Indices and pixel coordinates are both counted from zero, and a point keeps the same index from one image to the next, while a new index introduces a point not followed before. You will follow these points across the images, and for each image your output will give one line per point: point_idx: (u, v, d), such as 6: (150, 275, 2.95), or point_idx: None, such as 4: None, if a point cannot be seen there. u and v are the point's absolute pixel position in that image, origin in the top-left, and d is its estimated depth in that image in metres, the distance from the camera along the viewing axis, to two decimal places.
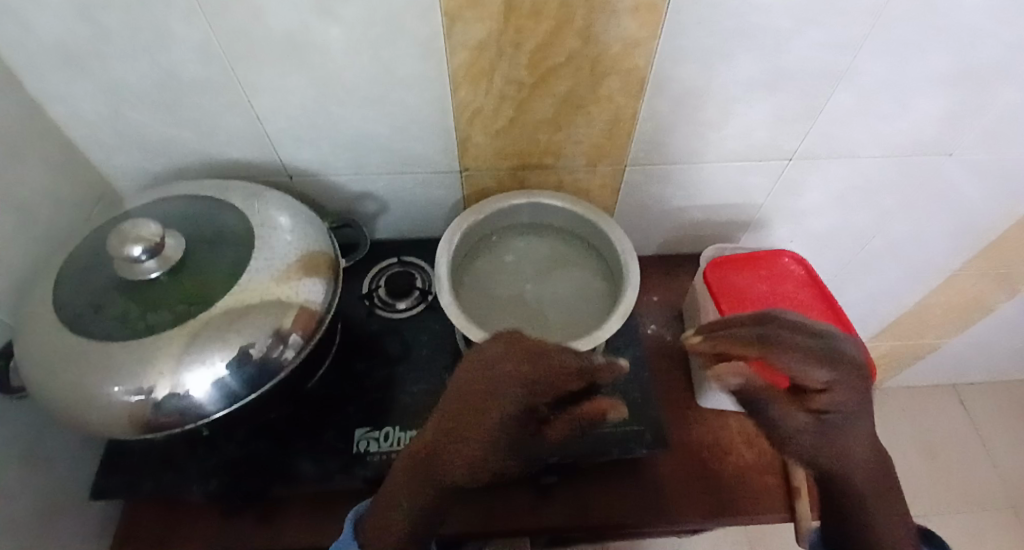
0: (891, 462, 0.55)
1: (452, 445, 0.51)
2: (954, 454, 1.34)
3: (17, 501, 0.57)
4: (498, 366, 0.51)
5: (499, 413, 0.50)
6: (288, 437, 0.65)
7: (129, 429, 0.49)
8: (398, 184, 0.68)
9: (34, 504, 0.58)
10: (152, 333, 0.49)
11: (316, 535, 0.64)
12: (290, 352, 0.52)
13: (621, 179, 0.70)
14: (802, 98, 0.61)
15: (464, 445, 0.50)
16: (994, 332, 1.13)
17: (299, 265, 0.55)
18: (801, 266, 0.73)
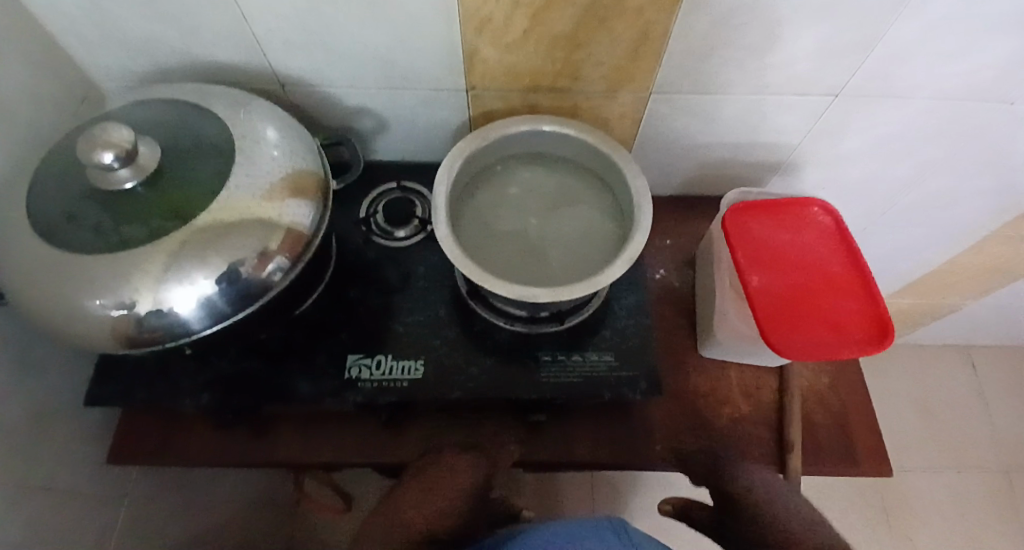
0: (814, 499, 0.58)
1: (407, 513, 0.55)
2: (951, 416, 1.20)
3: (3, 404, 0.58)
4: (455, 464, 0.59)
5: (451, 496, 0.56)
6: (278, 358, 0.63)
7: (111, 342, 0.49)
8: (400, 99, 0.66)
9: (20, 406, 0.60)
10: (127, 248, 0.48)
11: (309, 453, 0.64)
12: (275, 273, 0.52)
13: (642, 110, 0.66)
14: (853, 23, 0.55)
15: (417, 508, 0.55)
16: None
17: (285, 183, 0.53)
18: (830, 217, 0.65)
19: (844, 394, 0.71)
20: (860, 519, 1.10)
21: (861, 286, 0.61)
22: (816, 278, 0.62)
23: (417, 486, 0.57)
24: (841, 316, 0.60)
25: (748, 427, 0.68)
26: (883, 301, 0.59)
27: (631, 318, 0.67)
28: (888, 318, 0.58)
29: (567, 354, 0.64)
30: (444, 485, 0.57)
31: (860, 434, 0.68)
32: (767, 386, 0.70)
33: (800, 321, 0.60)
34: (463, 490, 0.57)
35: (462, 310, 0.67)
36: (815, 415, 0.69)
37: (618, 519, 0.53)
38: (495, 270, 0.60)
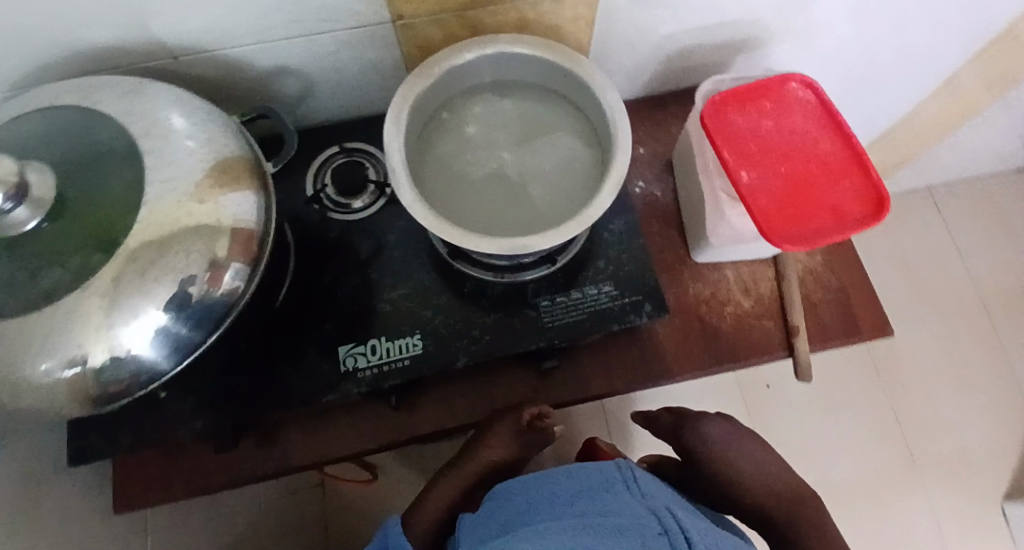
0: (787, 480, 0.67)
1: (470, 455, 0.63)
2: (924, 260, 1.24)
3: None
4: (491, 422, 0.61)
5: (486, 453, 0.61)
6: (262, 367, 0.58)
7: (76, 401, 0.44)
8: (320, 47, 0.57)
9: None
10: (51, 300, 0.41)
11: (321, 450, 0.61)
12: (235, 282, 0.46)
13: (596, 9, 0.59)
14: None
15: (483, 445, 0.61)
16: (986, 135, 1.06)
17: (213, 177, 0.46)
18: (809, 92, 0.61)
19: (840, 269, 0.70)
20: (854, 375, 1.16)
21: (853, 162, 0.59)
22: (807, 163, 0.59)
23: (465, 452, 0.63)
24: (836, 197, 0.58)
25: (754, 322, 0.67)
26: (876, 173, 0.57)
27: (622, 242, 0.63)
28: (884, 190, 0.56)
29: (566, 294, 0.61)
30: (486, 436, 0.61)
31: (860, 304, 0.69)
32: (764, 277, 0.69)
33: (798, 210, 0.57)
34: (498, 445, 0.60)
35: (447, 271, 0.62)
36: (815, 295, 0.69)
37: (625, 464, 0.55)
38: (474, 223, 0.55)
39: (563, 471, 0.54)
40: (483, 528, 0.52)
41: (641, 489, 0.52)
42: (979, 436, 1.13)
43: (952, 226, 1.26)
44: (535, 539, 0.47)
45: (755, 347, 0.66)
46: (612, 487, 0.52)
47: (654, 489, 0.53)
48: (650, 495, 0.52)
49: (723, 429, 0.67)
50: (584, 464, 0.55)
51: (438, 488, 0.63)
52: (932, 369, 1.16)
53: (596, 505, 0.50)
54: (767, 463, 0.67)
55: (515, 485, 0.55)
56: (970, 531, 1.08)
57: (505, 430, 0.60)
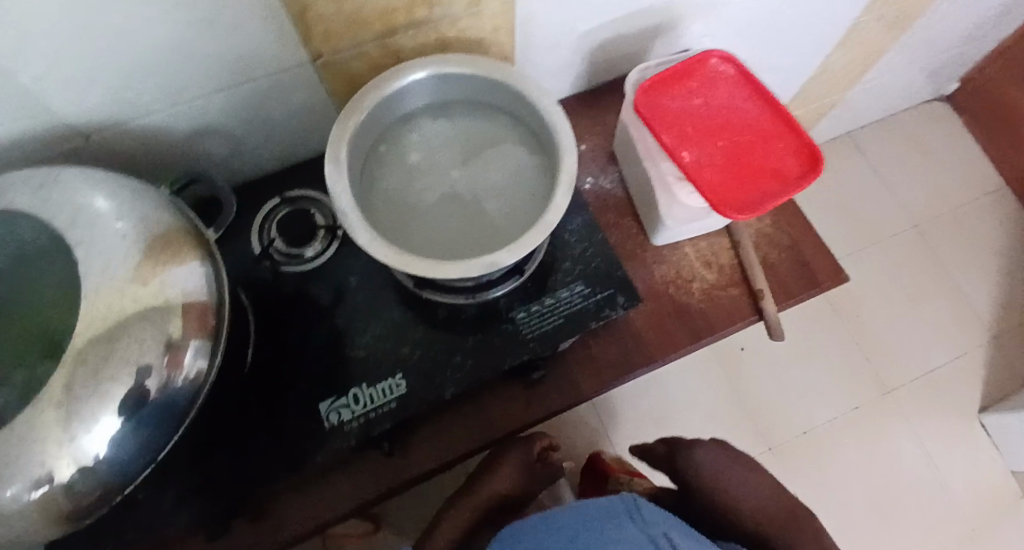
0: (793, 510, 0.61)
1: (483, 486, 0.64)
2: (858, 200, 1.30)
3: None
4: (500, 456, 0.66)
5: (497, 485, 0.64)
6: (242, 441, 0.55)
7: (47, 520, 0.41)
8: (239, 99, 0.55)
9: None
10: (4, 422, 0.39)
11: (319, 513, 0.59)
12: (197, 360, 0.43)
13: (513, 16, 0.59)
14: None
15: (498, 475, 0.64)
16: (891, 75, 1.12)
17: (153, 256, 0.43)
18: (730, 65, 0.63)
19: (789, 226, 0.73)
20: (816, 322, 1.21)
21: (782, 124, 0.61)
22: (740, 132, 0.61)
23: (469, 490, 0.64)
24: (775, 160, 0.59)
25: (721, 292, 0.68)
26: (806, 131, 0.59)
27: (584, 240, 0.63)
28: (816, 146, 0.59)
29: (540, 303, 0.60)
30: (496, 467, 0.65)
31: (814, 256, 0.71)
32: (721, 247, 0.71)
33: (741, 179, 0.59)
34: (509, 474, 0.64)
35: (416, 303, 0.60)
36: (770, 255, 0.71)
37: (628, 496, 0.55)
38: (435, 251, 0.54)
39: (566, 512, 0.54)
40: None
41: (645, 518, 0.52)
42: (940, 356, 1.19)
43: (877, 164, 1.33)
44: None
45: (730, 316, 0.67)
46: (614, 520, 0.52)
47: (657, 518, 0.52)
48: (656, 525, 0.52)
49: (716, 452, 0.64)
50: (591, 499, 0.56)
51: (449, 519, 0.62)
52: (885, 302, 1.22)
53: (597, 540, 0.50)
54: (766, 495, 0.62)
55: (518, 530, 0.54)
56: (952, 445, 1.14)
57: (516, 459, 0.65)
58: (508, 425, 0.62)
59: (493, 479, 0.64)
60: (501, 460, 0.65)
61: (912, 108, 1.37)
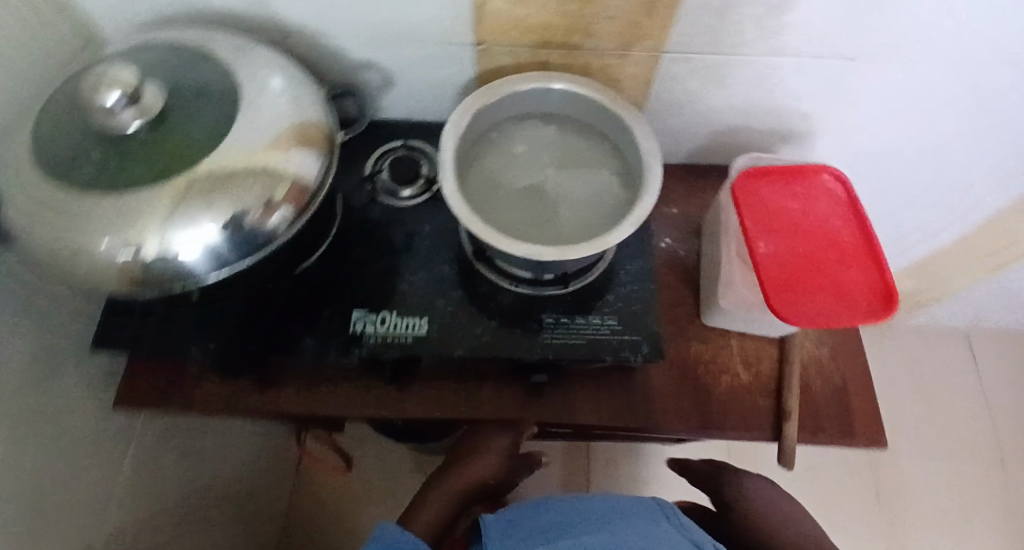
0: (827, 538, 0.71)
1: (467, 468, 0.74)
2: (947, 398, 1.23)
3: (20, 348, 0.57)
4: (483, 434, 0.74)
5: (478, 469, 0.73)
6: (282, 312, 0.64)
7: (121, 285, 0.50)
8: (407, 52, 0.65)
9: (36, 351, 0.59)
10: (128, 191, 0.48)
11: (311, 404, 0.66)
12: (280, 222, 0.52)
13: (655, 70, 0.66)
14: None
15: (476, 458, 0.74)
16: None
17: (290, 133, 0.53)
18: (841, 186, 0.64)
19: (847, 367, 0.70)
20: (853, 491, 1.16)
21: (869, 257, 0.61)
22: (823, 246, 0.62)
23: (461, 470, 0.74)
24: (847, 285, 0.59)
25: (747, 395, 0.68)
26: (891, 273, 0.58)
27: (634, 284, 0.67)
28: (892, 288, 0.58)
29: (571, 317, 0.64)
30: (480, 451, 0.74)
31: (858, 404, 0.68)
32: (767, 356, 0.70)
33: (805, 284, 0.59)
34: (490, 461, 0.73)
35: (467, 270, 0.67)
36: (814, 384, 0.69)
37: (664, 502, 0.67)
38: (501, 227, 0.60)
39: (600, 499, 0.65)
40: (516, 536, 0.60)
41: (677, 521, 0.64)
42: None
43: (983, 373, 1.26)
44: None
45: (744, 424, 0.66)
46: (644, 515, 0.64)
47: (684, 522, 0.64)
48: (684, 526, 0.64)
49: (758, 482, 0.76)
50: (625, 495, 0.66)
51: (434, 495, 0.74)
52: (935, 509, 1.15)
53: (636, 527, 0.61)
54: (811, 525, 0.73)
55: (550, 505, 0.64)
56: None
57: (500, 449, 0.72)
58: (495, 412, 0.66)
59: (473, 462, 0.74)
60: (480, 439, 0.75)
61: None
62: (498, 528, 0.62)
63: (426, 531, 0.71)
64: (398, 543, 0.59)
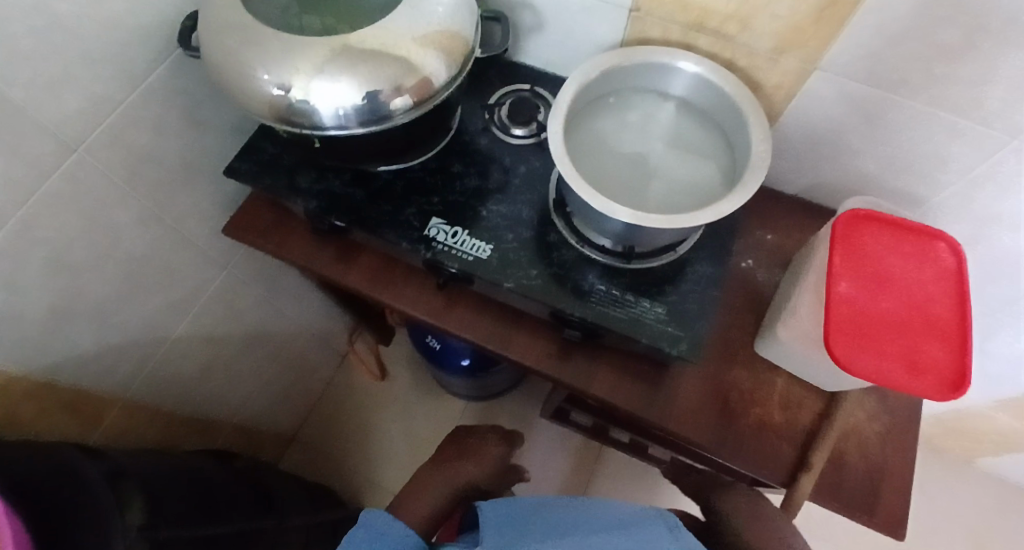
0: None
1: (458, 466, 0.73)
2: None
3: (174, 149, 0.68)
4: (481, 436, 0.77)
5: (469, 472, 0.73)
6: (379, 196, 0.70)
7: (262, 115, 0.57)
8: (567, 2, 0.69)
9: (184, 158, 0.69)
10: (298, 35, 0.56)
11: (370, 285, 0.71)
12: (399, 108, 0.58)
13: (800, 84, 0.64)
14: None
15: (464, 463, 0.74)
16: None
17: (438, 36, 0.58)
18: (955, 259, 0.60)
19: (891, 449, 0.66)
20: None
21: (955, 336, 0.56)
22: (909, 310, 0.58)
23: (446, 468, 0.73)
24: (919, 354, 0.55)
25: (772, 435, 0.65)
26: (972, 358, 0.54)
27: (699, 285, 0.66)
28: (969, 373, 0.53)
29: (623, 292, 0.65)
30: (472, 455, 0.75)
31: (888, 492, 0.64)
32: (809, 406, 0.67)
33: (873, 338, 0.56)
34: (484, 467, 0.75)
35: (546, 217, 0.70)
36: (848, 454, 0.66)
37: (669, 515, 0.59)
38: (592, 181, 0.63)
39: (598, 504, 0.61)
40: (511, 524, 0.58)
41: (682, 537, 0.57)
42: None
43: None
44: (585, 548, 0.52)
45: (757, 462, 0.64)
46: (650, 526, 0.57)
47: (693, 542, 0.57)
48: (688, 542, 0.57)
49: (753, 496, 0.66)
50: (627, 505, 0.62)
51: (424, 489, 0.71)
52: None
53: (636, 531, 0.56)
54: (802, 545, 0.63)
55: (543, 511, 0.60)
56: None
57: (492, 453, 0.76)
58: (523, 354, 0.68)
59: (469, 459, 0.74)
60: (476, 445, 0.76)
61: None
62: (496, 515, 0.59)
63: (421, 521, 0.68)
64: (386, 532, 0.59)
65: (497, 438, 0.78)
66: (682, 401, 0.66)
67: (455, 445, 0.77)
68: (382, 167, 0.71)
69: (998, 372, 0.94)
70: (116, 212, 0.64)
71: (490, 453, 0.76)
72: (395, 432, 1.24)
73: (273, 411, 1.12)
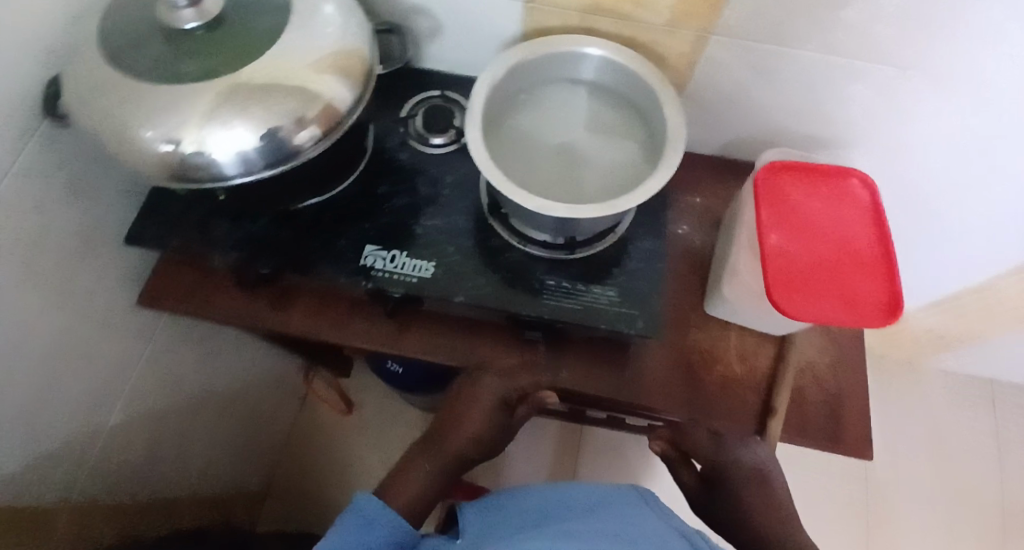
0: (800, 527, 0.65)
1: (460, 422, 0.67)
2: (959, 442, 1.30)
3: (67, 228, 0.62)
4: (473, 394, 0.67)
5: (468, 430, 0.66)
6: (304, 234, 0.66)
7: (157, 175, 0.53)
8: (460, 3, 0.67)
9: (78, 234, 0.64)
10: (178, 83, 0.51)
11: (315, 326, 0.68)
12: (307, 141, 0.54)
13: (700, 52, 0.66)
14: None
15: (467, 422, 0.66)
16: None
17: (333, 58, 0.55)
18: (868, 192, 0.64)
19: (844, 376, 0.71)
20: (845, 508, 1.23)
21: (882, 265, 0.60)
22: (838, 249, 0.61)
23: (444, 438, 0.67)
24: (854, 289, 0.59)
25: (737, 389, 0.68)
26: (901, 283, 0.58)
27: (643, 261, 0.67)
28: (901, 298, 0.57)
29: (573, 283, 0.66)
30: (462, 417, 0.67)
31: (849, 416, 0.68)
32: (764, 353, 0.70)
33: (811, 282, 0.59)
34: (483, 417, 0.66)
35: (482, 223, 0.69)
36: (807, 390, 0.70)
37: (645, 490, 0.60)
38: (521, 181, 0.62)
39: (581, 484, 0.59)
40: (492, 521, 0.55)
41: (659, 508, 0.58)
42: None
43: (1001, 429, 1.32)
44: (565, 531, 0.49)
45: (728, 415, 0.66)
46: (631, 509, 0.56)
47: (669, 509, 0.58)
48: (665, 514, 0.58)
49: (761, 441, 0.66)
50: (607, 482, 0.60)
51: (419, 460, 0.67)
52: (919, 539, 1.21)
53: (620, 516, 0.54)
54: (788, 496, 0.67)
55: (521, 499, 0.57)
56: None
57: (488, 403, 0.66)
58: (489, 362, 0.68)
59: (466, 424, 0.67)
60: (471, 402, 0.67)
61: None
62: (478, 511, 0.57)
63: (410, 503, 0.63)
64: (376, 522, 0.57)
65: (495, 376, 0.67)
66: (654, 373, 0.68)
67: (454, 399, 0.69)
68: (303, 203, 0.67)
69: (920, 278, 1.02)
70: (15, 310, 0.58)
71: (486, 404, 0.66)
72: (370, 460, 1.21)
73: (239, 470, 1.07)
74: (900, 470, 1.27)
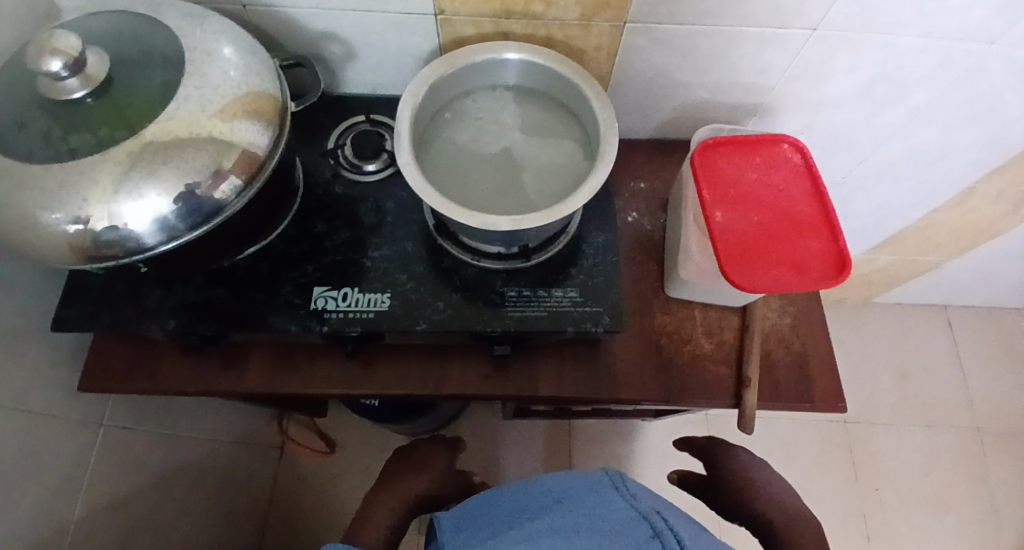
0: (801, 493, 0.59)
1: None
2: (924, 370, 1.35)
3: None
4: (429, 455, 0.73)
5: None
6: (245, 287, 0.63)
7: (70, 258, 0.49)
8: (368, 24, 0.65)
9: None
10: (75, 158, 0.47)
11: (274, 381, 0.65)
12: (229, 193, 0.51)
13: (618, 42, 0.65)
14: None
15: None
16: (990, 253, 1.18)
17: (240, 102, 0.52)
18: (800, 155, 0.65)
19: (808, 334, 0.72)
20: (831, 453, 1.27)
21: (826, 225, 0.61)
22: (780, 216, 0.62)
23: None
24: (801, 253, 0.59)
25: (709, 364, 0.68)
26: (845, 239, 0.59)
27: (598, 256, 0.66)
28: (847, 254, 0.58)
29: (533, 290, 0.64)
30: None
31: (819, 372, 0.70)
32: (729, 324, 0.70)
33: (760, 253, 0.59)
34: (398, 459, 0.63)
35: (429, 245, 0.67)
36: (775, 354, 0.70)
37: (614, 472, 0.61)
38: (462, 198, 0.61)
39: (550, 479, 0.61)
40: (466, 530, 0.59)
41: (628, 489, 0.58)
42: (944, 524, 1.22)
43: (961, 349, 1.38)
44: (519, 536, 0.53)
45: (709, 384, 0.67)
46: (598, 494, 0.57)
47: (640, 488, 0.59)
48: (636, 492, 0.58)
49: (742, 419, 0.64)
50: (574, 471, 0.61)
51: None
52: (903, 469, 1.26)
53: (583, 505, 0.55)
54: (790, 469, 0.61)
55: (492, 499, 0.61)
56: None
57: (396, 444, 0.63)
58: (458, 384, 0.66)
59: None
60: None
61: (1007, 316, 1.43)
62: (453, 525, 0.60)
63: None
64: None
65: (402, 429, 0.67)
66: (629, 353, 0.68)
67: None
68: (238, 256, 0.63)
69: (865, 223, 1.05)
70: None
71: None
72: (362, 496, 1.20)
73: (228, 533, 1.02)
74: (876, 407, 1.31)
